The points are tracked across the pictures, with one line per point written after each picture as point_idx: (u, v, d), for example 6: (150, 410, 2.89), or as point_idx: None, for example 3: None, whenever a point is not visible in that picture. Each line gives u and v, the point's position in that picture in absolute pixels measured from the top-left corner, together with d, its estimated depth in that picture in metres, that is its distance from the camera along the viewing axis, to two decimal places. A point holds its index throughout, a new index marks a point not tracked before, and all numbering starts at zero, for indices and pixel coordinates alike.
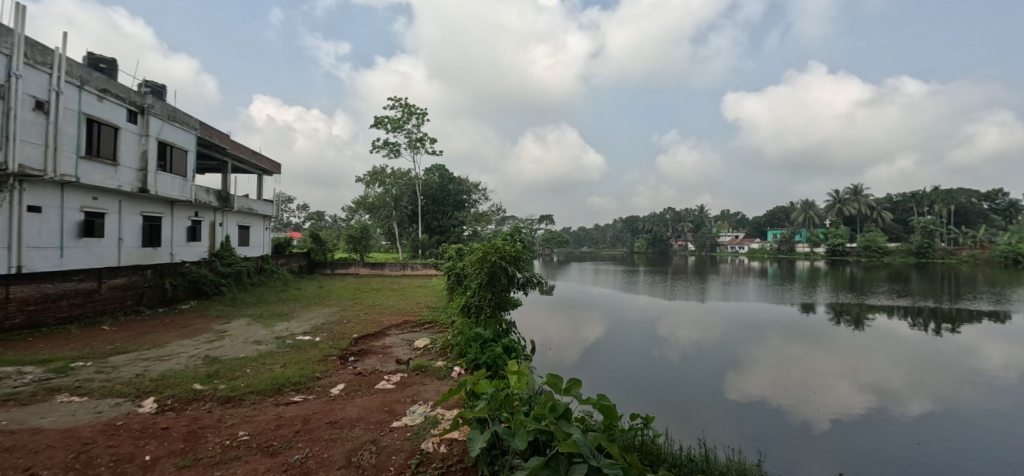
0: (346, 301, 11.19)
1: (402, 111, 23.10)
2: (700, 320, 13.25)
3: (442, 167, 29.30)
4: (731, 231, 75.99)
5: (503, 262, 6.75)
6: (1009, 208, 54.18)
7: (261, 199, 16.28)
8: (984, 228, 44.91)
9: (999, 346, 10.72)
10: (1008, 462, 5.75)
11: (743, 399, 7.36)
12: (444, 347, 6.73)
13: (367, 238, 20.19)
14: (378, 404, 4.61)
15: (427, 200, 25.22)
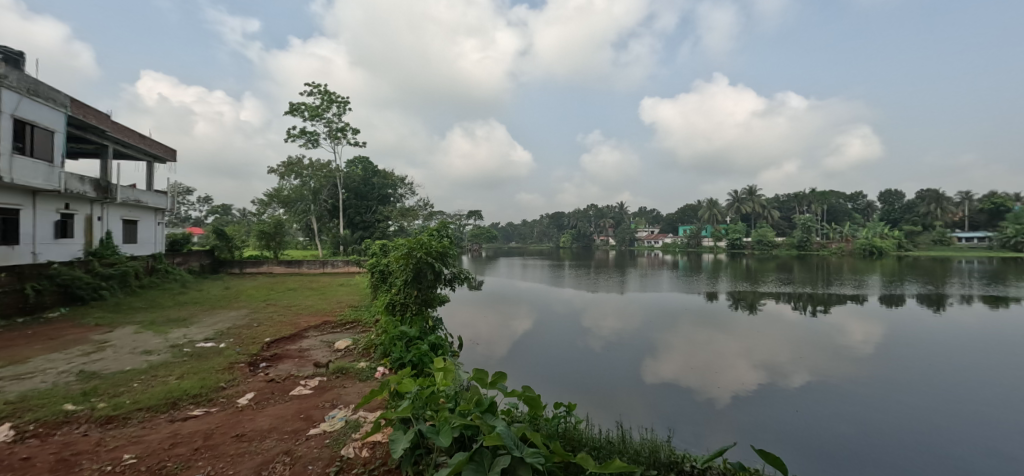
0: (257, 303, 10.44)
1: (322, 99, 21.88)
2: (622, 311, 13.86)
3: (365, 159, 28.32)
4: (647, 228, 80.75)
5: (429, 258, 6.60)
6: (867, 207, 62.98)
7: (152, 190, 14.73)
8: (852, 226, 51.57)
9: (863, 324, 12.34)
10: (868, 420, 6.61)
11: (656, 382, 7.83)
12: (367, 347, 6.48)
13: (281, 233, 18.94)
14: (293, 412, 4.35)
15: (348, 194, 24.24)
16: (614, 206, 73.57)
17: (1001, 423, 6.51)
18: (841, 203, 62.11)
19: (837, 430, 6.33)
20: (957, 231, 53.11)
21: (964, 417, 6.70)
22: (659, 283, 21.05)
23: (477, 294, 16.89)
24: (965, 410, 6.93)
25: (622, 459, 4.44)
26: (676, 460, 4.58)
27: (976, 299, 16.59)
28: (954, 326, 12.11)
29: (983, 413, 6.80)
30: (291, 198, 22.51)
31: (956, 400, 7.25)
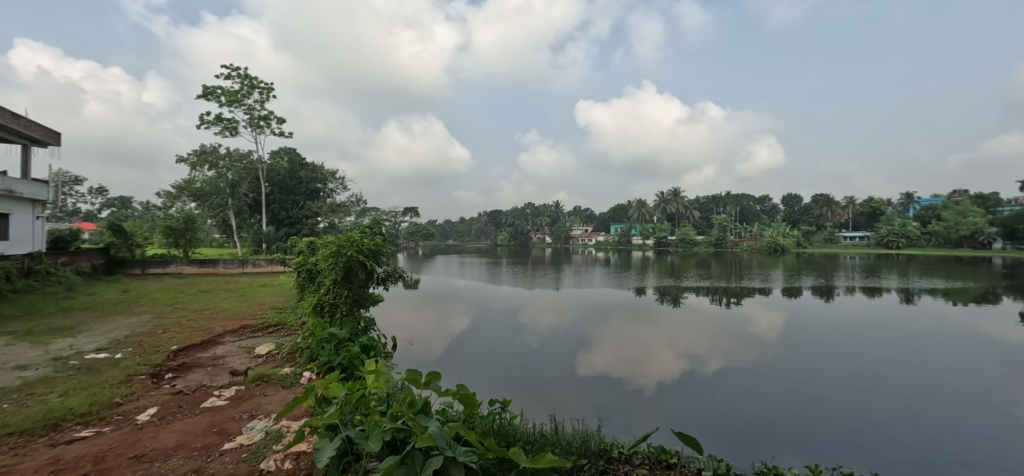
0: (162, 307, 9.57)
1: (241, 83, 20.44)
2: (557, 307, 14.15)
3: (292, 151, 26.99)
4: (581, 226, 83.22)
5: (360, 256, 6.35)
6: (774, 209, 69.03)
7: (28, 179, 13.08)
8: (761, 226, 56.15)
9: (769, 314, 13.48)
10: (777, 399, 7.18)
11: (590, 374, 8.07)
12: (292, 352, 6.15)
13: (192, 229, 17.44)
14: (205, 426, 4.02)
15: (272, 187, 23.13)
16: (549, 205, 75.09)
17: (882, 397, 7.30)
18: (752, 205, 67.51)
19: (751, 410, 6.82)
20: (842, 231, 60.05)
21: (853, 394, 7.45)
22: (592, 279, 21.73)
23: (412, 293, 16.57)
24: (854, 387, 7.73)
25: (556, 450, 4.51)
26: (605, 448, 4.73)
27: (860, 290, 18.73)
28: (844, 314, 13.54)
29: (867, 389, 7.62)
30: (205, 190, 20.84)
31: (847, 380, 8.06)
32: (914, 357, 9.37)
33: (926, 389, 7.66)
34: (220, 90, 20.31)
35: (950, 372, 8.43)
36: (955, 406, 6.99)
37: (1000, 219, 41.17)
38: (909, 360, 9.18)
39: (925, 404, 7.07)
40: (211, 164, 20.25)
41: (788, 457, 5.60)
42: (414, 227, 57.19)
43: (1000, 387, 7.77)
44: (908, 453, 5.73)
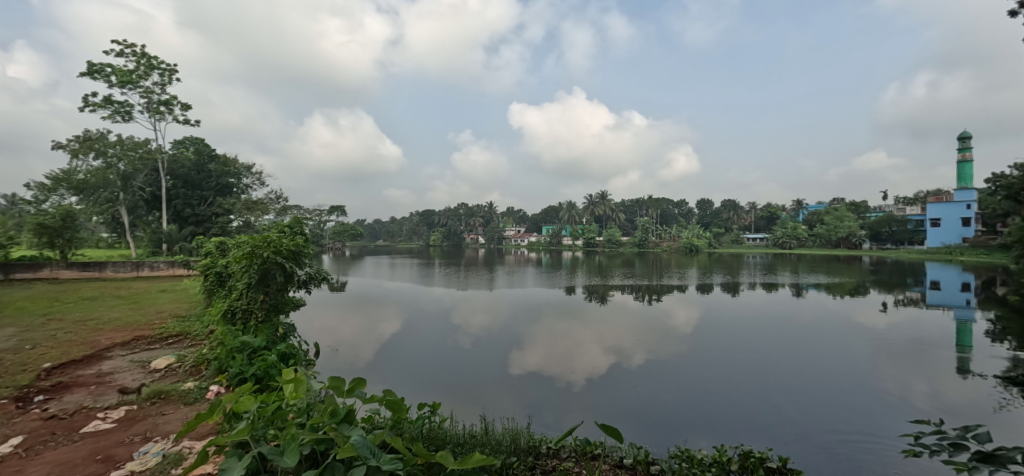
0: (33, 319, 8.38)
1: (137, 63, 18.56)
2: (490, 307, 14.16)
3: (201, 141, 24.90)
4: (514, 226, 84.13)
5: (278, 257, 5.95)
6: (690, 212, 74.06)
7: None
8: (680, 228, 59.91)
9: (686, 309, 14.38)
10: (695, 388, 7.63)
11: (522, 373, 8.14)
12: (197, 364, 5.65)
13: (74, 226, 15.46)
14: (87, 453, 3.58)
15: (176, 181, 21.10)
16: (482, 205, 75.15)
17: (783, 382, 7.98)
18: (671, 209, 71.99)
19: (671, 399, 7.19)
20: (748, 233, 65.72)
21: (760, 380, 8.08)
22: (524, 279, 22.07)
23: (337, 296, 15.86)
24: (761, 374, 8.38)
25: (485, 450, 4.48)
26: (534, 445, 4.78)
27: (760, 286, 20.57)
28: (752, 308, 14.72)
29: (772, 376, 8.30)
30: (90, 183, 18.33)
31: (755, 368, 8.72)
32: (809, 345, 10.37)
33: (819, 373, 8.45)
34: (111, 69, 18.29)
35: (838, 358, 9.40)
36: (843, 386, 7.79)
37: (868, 223, 47.48)
38: (805, 348, 10.11)
39: (818, 386, 7.81)
40: (99, 152, 18.11)
41: (699, 440, 5.94)
42: (342, 227, 54.89)
43: (877, 368, 8.74)
44: (799, 427, 6.28)
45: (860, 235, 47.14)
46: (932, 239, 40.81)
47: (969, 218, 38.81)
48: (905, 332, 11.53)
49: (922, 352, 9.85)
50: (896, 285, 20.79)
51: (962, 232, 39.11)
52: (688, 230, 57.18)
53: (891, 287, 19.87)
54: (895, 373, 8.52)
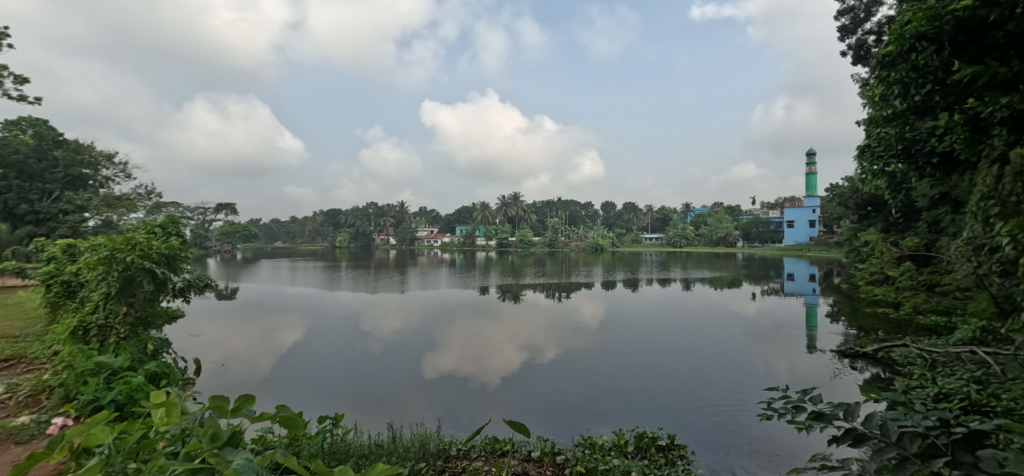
0: None
1: None
2: (401, 310, 13.71)
3: (45, 125, 21.28)
4: (427, 226, 82.84)
5: (145, 263, 5.30)
6: (595, 213, 78.23)
7: None
8: (587, 229, 62.80)
9: (592, 305, 15.03)
10: (603, 379, 7.95)
11: (435, 376, 7.96)
12: (37, 394, 4.81)
13: None
14: None
15: (11, 171, 17.84)
16: (393, 206, 73.01)
17: (680, 368, 8.59)
18: (579, 210, 75.43)
19: (578, 392, 7.43)
20: (646, 232, 70.78)
21: (660, 367, 8.62)
22: (435, 281, 21.82)
23: (227, 305, 14.44)
24: (662, 362, 8.94)
25: (392, 460, 4.30)
26: (444, 448, 4.69)
27: (656, 281, 22.19)
28: (650, 302, 15.77)
29: (670, 363, 8.90)
30: None
31: (657, 357, 9.28)
32: (701, 334, 11.26)
33: (710, 358, 9.21)
34: None
35: (725, 343, 10.31)
36: (729, 367, 8.57)
37: (743, 224, 53.42)
38: (699, 337, 10.95)
39: (709, 369, 8.48)
40: None
41: (601, 427, 6.19)
42: (233, 227, 50.14)
43: (752, 350, 9.74)
44: (686, 407, 6.81)
45: (735, 235, 53.10)
46: (789, 238, 47.12)
47: (814, 220, 45.39)
48: (774, 318, 13.03)
49: (786, 333, 11.18)
50: (764, 277, 23.64)
51: (810, 232, 45.64)
52: (593, 230, 60.17)
53: (758, 279, 22.60)
54: (764, 352, 9.55)
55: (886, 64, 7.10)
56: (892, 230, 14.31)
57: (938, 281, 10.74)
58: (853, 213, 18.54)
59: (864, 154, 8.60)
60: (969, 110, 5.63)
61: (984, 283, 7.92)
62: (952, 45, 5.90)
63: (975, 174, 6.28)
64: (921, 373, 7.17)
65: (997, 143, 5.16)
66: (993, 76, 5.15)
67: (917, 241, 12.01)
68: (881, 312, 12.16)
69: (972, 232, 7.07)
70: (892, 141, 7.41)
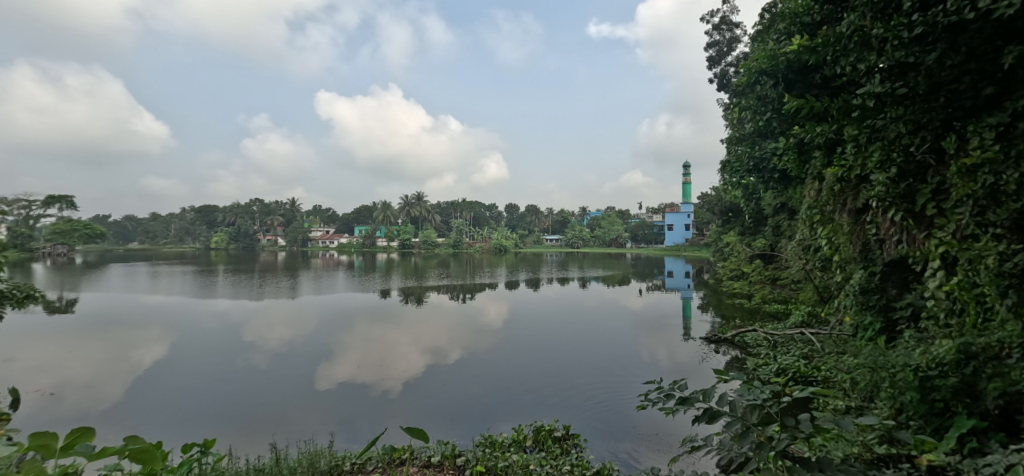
0: None
1: None
2: (291, 318, 12.71)
3: None
4: (322, 226, 77.99)
5: None
6: (498, 215, 79.60)
7: None
8: (490, 230, 63.51)
9: (496, 305, 15.31)
10: (505, 378, 8.03)
11: (330, 386, 7.48)
12: None
13: None
14: None
15: None
16: (283, 204, 67.72)
17: (578, 361, 8.97)
18: (482, 212, 76.13)
19: (479, 392, 7.41)
20: (546, 234, 73.45)
21: (561, 362, 8.93)
22: (331, 284, 20.74)
23: (69, 320, 12.26)
24: (561, 357, 9.28)
25: None
26: (337, 464, 4.40)
27: (553, 280, 23.18)
28: (550, 301, 16.43)
29: (569, 357, 9.26)
30: None
31: (556, 352, 9.62)
32: (595, 328, 11.92)
33: (604, 350, 9.77)
34: None
35: (617, 336, 11.02)
36: (620, 357, 9.16)
37: (632, 227, 57.76)
38: (593, 331, 11.60)
39: (604, 360, 8.99)
40: None
41: (501, 424, 6.23)
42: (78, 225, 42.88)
43: (639, 340, 10.53)
44: (581, 397, 7.13)
45: (625, 236, 57.32)
46: (670, 240, 51.92)
47: (690, 224, 50.50)
48: (657, 311, 14.26)
49: (668, 324, 12.22)
50: (648, 275, 25.83)
51: (687, 234, 50.72)
52: (496, 232, 61.16)
53: (644, 276, 24.61)
54: (650, 342, 10.33)
55: (760, 74, 9.38)
56: (747, 232, 16.42)
57: (779, 276, 12.56)
58: (718, 218, 21.00)
59: (741, 157, 10.84)
60: (798, 134, 6.66)
61: (812, 276, 9.41)
62: (786, 81, 8.76)
63: (806, 187, 7.49)
64: (768, 353, 8.32)
65: (817, 163, 6.17)
66: (814, 107, 6.13)
67: (765, 243, 13.98)
68: (738, 303, 13.92)
69: (804, 234, 8.34)
70: (759, 148, 10.09)
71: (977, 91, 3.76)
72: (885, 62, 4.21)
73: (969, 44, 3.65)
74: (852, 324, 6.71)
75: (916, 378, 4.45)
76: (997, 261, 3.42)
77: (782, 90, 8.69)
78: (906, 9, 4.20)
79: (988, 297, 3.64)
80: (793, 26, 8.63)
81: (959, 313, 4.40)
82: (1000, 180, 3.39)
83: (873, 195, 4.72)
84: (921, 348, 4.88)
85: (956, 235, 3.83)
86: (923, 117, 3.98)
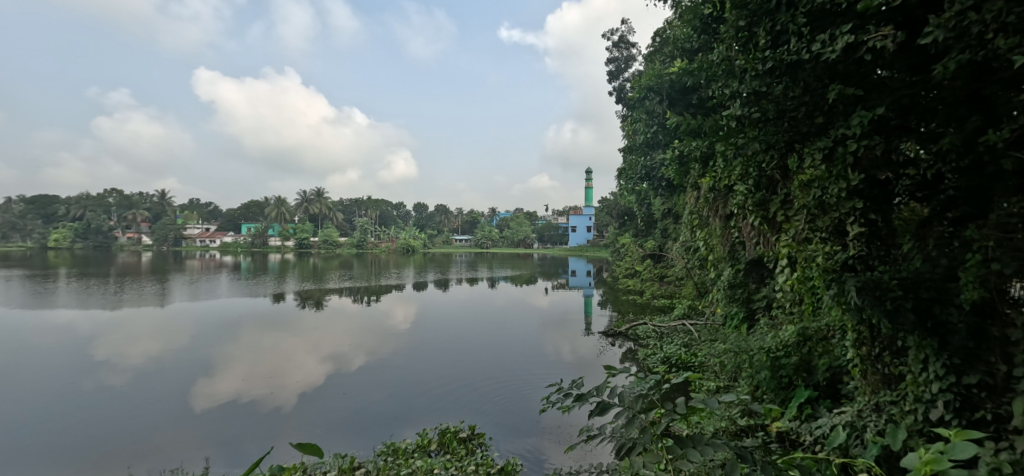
0: None
1: None
2: (162, 329, 11.36)
3: None
4: (204, 224, 70.51)
5: None
6: (406, 215, 77.83)
7: None
8: (397, 230, 61.88)
9: (403, 307, 15.02)
10: (409, 382, 7.91)
11: (208, 406, 6.87)
12: None
13: None
14: None
15: None
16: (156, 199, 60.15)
17: (485, 360, 9.12)
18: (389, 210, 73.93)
19: (381, 398, 7.23)
20: (456, 234, 73.18)
21: (467, 362, 9.00)
22: (212, 289, 18.80)
23: None
24: (469, 357, 9.37)
25: None
26: None
27: (462, 280, 23.26)
28: (459, 301, 16.50)
29: (477, 357, 9.38)
30: None
31: (463, 352, 9.70)
32: (501, 327, 12.20)
33: (510, 348, 10.04)
34: None
35: (524, 334, 11.38)
36: (526, 355, 9.48)
37: (539, 228, 59.62)
38: (500, 329, 11.86)
39: (510, 358, 9.23)
40: None
41: (404, 430, 6.15)
42: None
43: (544, 337, 10.98)
44: (486, 397, 7.25)
45: (532, 237, 59.08)
46: (574, 240, 54.51)
47: (592, 226, 53.41)
48: (560, 308, 14.95)
49: (571, 321, 12.86)
50: (553, 274, 26.93)
51: (589, 235, 53.54)
52: (403, 231, 59.77)
53: (550, 276, 25.59)
54: (555, 339, 10.81)
55: (650, 90, 10.35)
56: (640, 234, 17.79)
57: (667, 274, 13.80)
58: (616, 220, 22.52)
59: (635, 165, 11.77)
60: (680, 147, 7.42)
61: (692, 274, 10.48)
62: (669, 99, 9.95)
63: (688, 194, 8.36)
64: (655, 343, 9.12)
65: (695, 174, 6.92)
66: (692, 124, 6.87)
67: (654, 244, 15.31)
68: (632, 298, 15.03)
69: (686, 237, 9.27)
70: (650, 150, 11.27)
71: (811, 120, 4.40)
72: (746, 90, 4.85)
73: (806, 80, 4.30)
74: (722, 315, 7.62)
75: (768, 359, 5.36)
76: (825, 258, 4.11)
77: (666, 106, 9.91)
78: (760, 45, 4.87)
79: (818, 290, 4.34)
80: (677, 50, 9.74)
81: (801, 304, 5.20)
82: (827, 194, 4.04)
83: (738, 201, 5.39)
84: (775, 334, 5.67)
85: (797, 237, 4.49)
86: (773, 138, 4.64)
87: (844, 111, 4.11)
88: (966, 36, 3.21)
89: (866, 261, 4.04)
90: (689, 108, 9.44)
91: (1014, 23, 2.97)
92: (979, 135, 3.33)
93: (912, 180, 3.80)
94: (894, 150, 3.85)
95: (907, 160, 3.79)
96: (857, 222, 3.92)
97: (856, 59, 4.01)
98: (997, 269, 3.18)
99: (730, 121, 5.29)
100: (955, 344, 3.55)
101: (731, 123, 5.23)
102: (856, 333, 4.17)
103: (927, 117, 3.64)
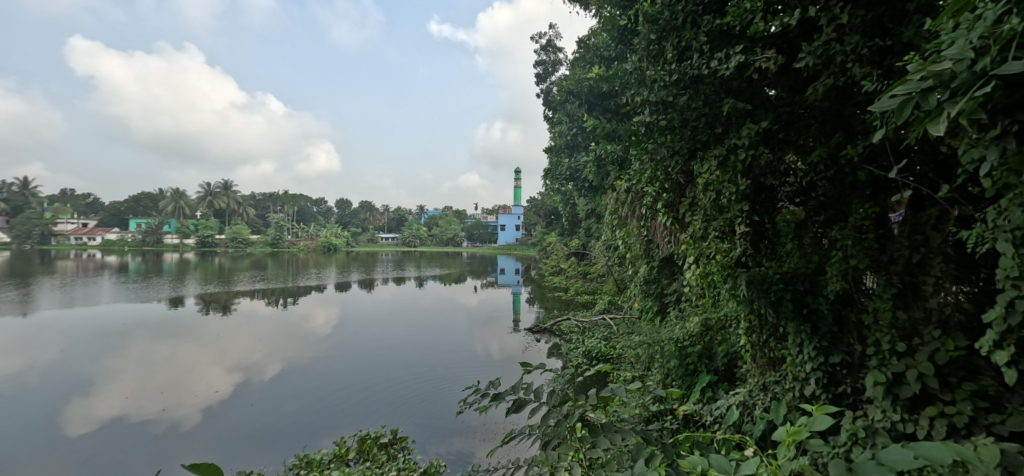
0: None
1: None
2: (30, 344, 10.08)
3: None
4: (87, 220, 62.59)
5: None
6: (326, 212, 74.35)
7: None
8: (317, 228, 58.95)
9: (323, 309, 14.50)
10: (326, 389, 7.74)
11: (86, 430, 6.28)
12: None
13: None
14: None
15: None
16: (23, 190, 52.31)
17: (409, 362, 9.14)
18: (309, 207, 70.25)
19: (295, 408, 7.04)
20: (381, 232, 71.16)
21: (389, 365, 8.96)
22: (94, 295, 16.77)
23: None
24: (392, 360, 9.33)
25: None
26: None
27: (388, 279, 22.77)
28: (384, 301, 16.19)
29: (401, 358, 9.38)
30: None
31: (385, 355, 9.63)
32: (426, 327, 12.22)
33: (433, 349, 10.10)
34: None
35: (449, 333, 11.48)
36: (450, 354, 9.61)
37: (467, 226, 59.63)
38: (426, 330, 11.88)
39: (434, 359, 9.32)
40: None
41: (320, 441, 6.07)
42: None
43: (468, 336, 11.15)
44: (408, 399, 7.32)
45: (461, 236, 58.93)
46: (502, 239, 55.17)
47: (520, 225, 54.47)
48: (488, 307, 15.15)
49: (498, 319, 13.10)
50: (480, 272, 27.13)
51: (516, 234, 54.50)
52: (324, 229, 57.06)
53: (479, 274, 25.79)
54: (482, 337, 11.05)
55: (571, 94, 10.82)
56: (565, 234, 18.49)
57: (590, 271, 14.47)
58: (543, 219, 23.22)
59: (559, 166, 12.24)
60: (600, 151, 7.86)
61: (612, 271, 11.12)
62: (587, 103, 10.49)
63: (608, 195, 8.86)
64: (578, 338, 9.59)
65: (612, 176, 7.38)
66: (609, 129, 7.31)
67: (578, 242, 15.96)
68: (558, 295, 15.57)
69: (607, 236, 9.83)
70: (573, 152, 11.78)
71: (710, 130, 4.92)
72: (654, 98, 5.29)
73: (706, 92, 4.82)
74: (639, 308, 8.21)
75: (676, 349, 5.91)
76: (721, 256, 4.62)
77: (587, 110, 10.43)
78: (668, 57, 5.36)
79: (717, 283, 4.86)
80: (596, 57, 10.29)
81: (704, 297, 5.79)
82: (722, 198, 4.54)
83: (649, 202, 5.86)
84: (682, 325, 6.24)
85: (699, 236, 4.98)
86: (678, 144, 5.12)
87: (736, 122, 4.65)
88: (832, 64, 3.82)
89: (754, 257, 4.58)
90: (607, 112, 9.98)
91: (867, 56, 3.59)
92: (840, 150, 3.97)
93: (791, 187, 4.40)
94: (778, 160, 4.41)
95: (787, 169, 4.37)
96: (745, 223, 4.46)
97: (747, 78, 4.59)
98: (854, 264, 3.77)
99: (642, 127, 5.73)
100: (824, 329, 4.14)
101: (643, 129, 5.67)
102: (748, 322, 4.73)
103: (803, 131, 4.25)
